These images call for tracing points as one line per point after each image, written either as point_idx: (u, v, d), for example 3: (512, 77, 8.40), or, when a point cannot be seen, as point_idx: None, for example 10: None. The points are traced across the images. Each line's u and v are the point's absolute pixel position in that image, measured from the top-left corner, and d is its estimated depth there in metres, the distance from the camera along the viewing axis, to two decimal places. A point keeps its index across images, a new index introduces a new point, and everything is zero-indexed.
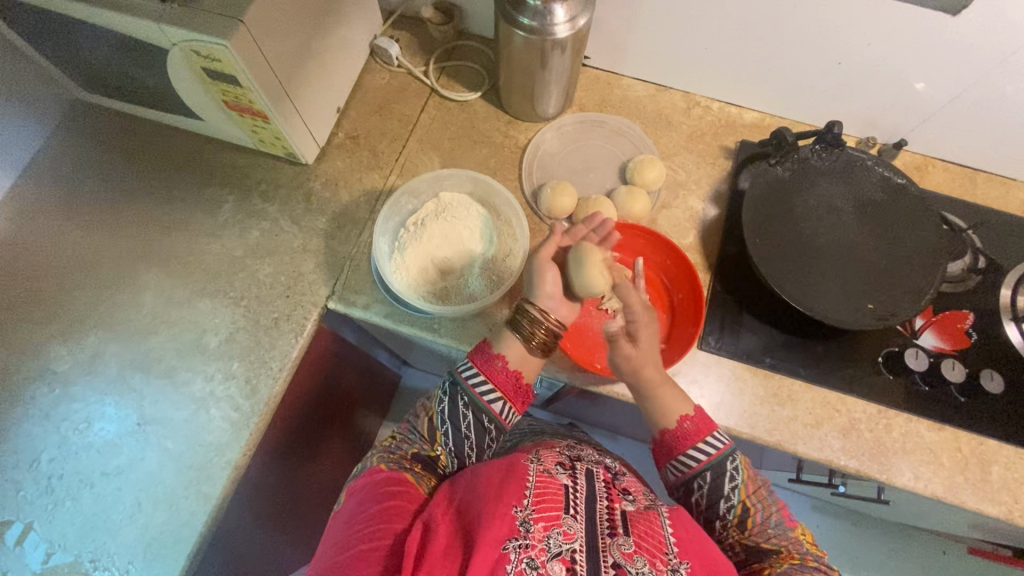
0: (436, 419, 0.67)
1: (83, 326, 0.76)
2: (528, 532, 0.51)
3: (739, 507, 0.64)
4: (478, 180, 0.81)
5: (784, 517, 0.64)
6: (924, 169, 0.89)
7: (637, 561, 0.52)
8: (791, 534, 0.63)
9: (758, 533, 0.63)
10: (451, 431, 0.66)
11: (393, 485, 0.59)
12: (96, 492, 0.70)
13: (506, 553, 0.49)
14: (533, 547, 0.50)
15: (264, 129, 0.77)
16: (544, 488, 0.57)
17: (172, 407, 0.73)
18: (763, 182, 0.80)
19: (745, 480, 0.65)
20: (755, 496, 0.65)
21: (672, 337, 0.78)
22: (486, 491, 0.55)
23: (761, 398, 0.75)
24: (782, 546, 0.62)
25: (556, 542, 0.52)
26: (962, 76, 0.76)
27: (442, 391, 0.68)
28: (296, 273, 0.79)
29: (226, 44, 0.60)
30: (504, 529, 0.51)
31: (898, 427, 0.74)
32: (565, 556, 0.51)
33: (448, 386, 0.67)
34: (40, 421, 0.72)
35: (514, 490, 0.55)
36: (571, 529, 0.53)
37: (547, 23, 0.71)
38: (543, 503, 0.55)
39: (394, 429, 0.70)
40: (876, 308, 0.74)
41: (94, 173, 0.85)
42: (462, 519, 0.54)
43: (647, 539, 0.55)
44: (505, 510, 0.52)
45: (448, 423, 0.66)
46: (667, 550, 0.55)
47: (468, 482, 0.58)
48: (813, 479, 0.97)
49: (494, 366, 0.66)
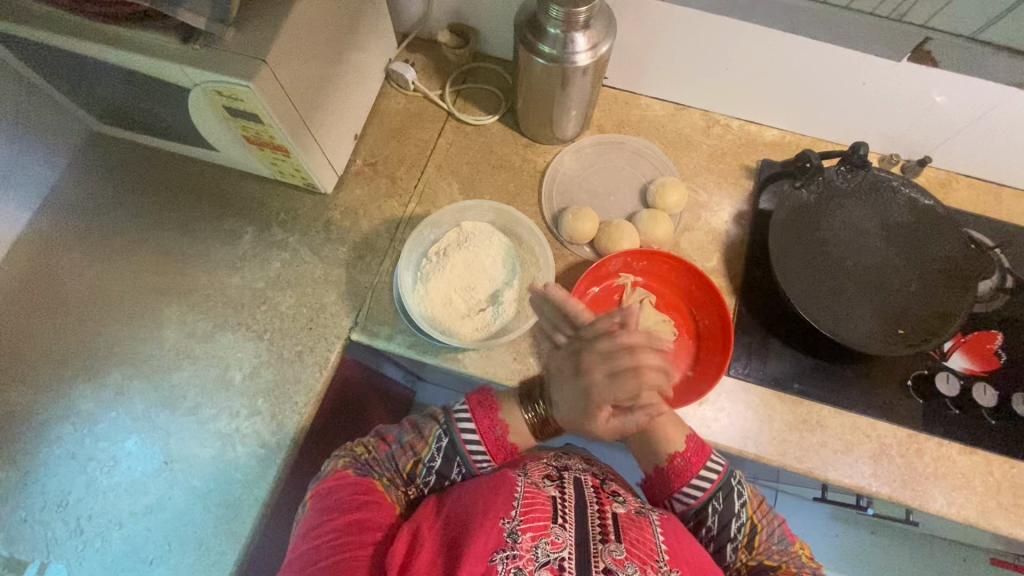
0: (421, 470, 0.66)
1: (107, 362, 0.76)
2: (516, 543, 0.53)
3: (748, 524, 0.65)
4: (501, 210, 0.80)
5: (786, 532, 0.65)
6: (948, 185, 0.88)
7: (627, 566, 0.53)
8: (795, 551, 0.64)
9: (764, 551, 0.64)
10: (433, 482, 0.66)
11: (360, 494, 0.60)
12: (125, 532, 0.70)
13: (494, 565, 0.51)
14: (522, 557, 0.52)
15: (283, 161, 0.76)
16: (532, 500, 0.58)
17: (199, 444, 0.73)
18: (788, 207, 0.79)
19: (752, 497, 0.66)
20: (761, 513, 0.65)
21: (699, 364, 0.76)
22: (473, 508, 0.56)
23: (790, 425, 0.75)
24: (784, 561, 0.63)
25: (544, 551, 0.53)
26: (984, 90, 0.74)
27: (439, 442, 0.66)
28: (318, 305, 0.79)
29: (249, 85, 0.59)
30: (491, 542, 0.52)
31: (930, 451, 0.74)
32: (553, 564, 0.52)
33: (446, 442, 0.66)
34: (67, 460, 0.72)
35: (502, 504, 0.56)
36: (560, 537, 0.55)
37: (568, 51, 0.71)
38: (532, 514, 0.56)
39: (371, 439, 0.67)
40: (906, 333, 0.73)
41: (111, 205, 0.84)
42: (448, 534, 0.55)
43: (637, 545, 0.56)
44: (493, 524, 0.54)
45: (432, 476, 0.66)
46: (657, 556, 0.56)
47: (455, 497, 0.60)
48: (837, 498, 0.96)
49: (495, 435, 0.65)
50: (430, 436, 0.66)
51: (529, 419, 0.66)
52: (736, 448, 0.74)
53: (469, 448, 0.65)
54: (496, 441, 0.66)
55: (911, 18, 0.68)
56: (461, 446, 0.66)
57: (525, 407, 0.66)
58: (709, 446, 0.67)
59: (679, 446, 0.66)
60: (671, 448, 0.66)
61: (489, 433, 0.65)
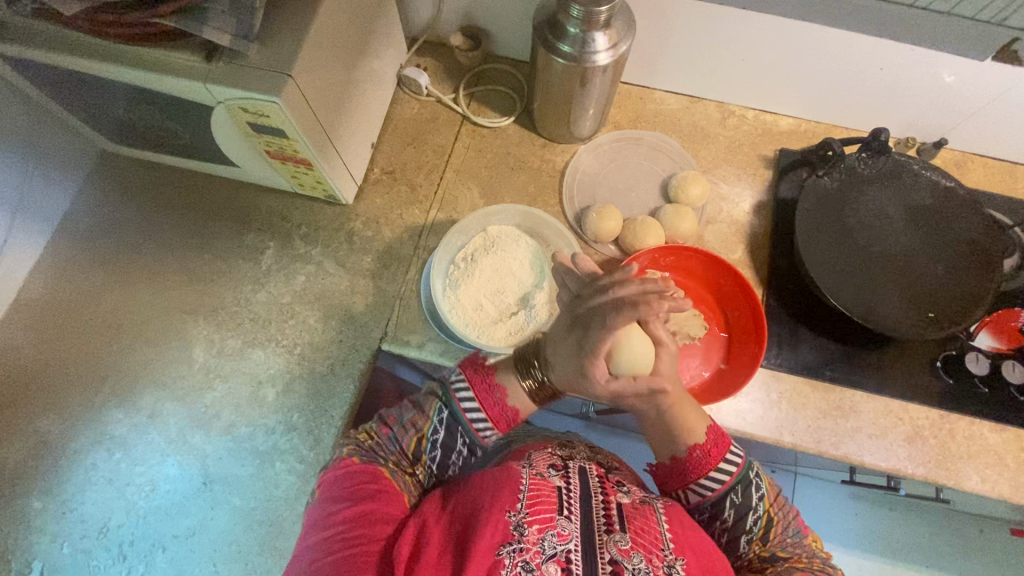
0: (426, 443, 0.61)
1: (138, 385, 0.75)
2: (522, 536, 0.50)
3: (765, 517, 0.60)
4: (528, 212, 0.80)
5: (801, 525, 0.61)
6: (964, 165, 0.88)
7: (633, 557, 0.52)
8: (809, 542, 0.61)
9: (777, 544, 0.60)
10: (440, 456, 0.62)
11: (370, 484, 0.56)
12: (170, 555, 0.72)
13: (501, 559, 0.48)
14: (528, 550, 0.49)
15: (305, 174, 0.75)
16: (537, 491, 0.55)
17: (236, 464, 0.73)
18: (812, 195, 0.80)
19: (770, 490, 0.61)
20: (777, 506, 0.61)
21: (732, 356, 0.77)
22: (479, 498, 0.54)
23: (823, 412, 0.75)
24: (799, 554, 0.59)
25: (551, 544, 0.51)
26: (991, 71, 0.74)
27: (440, 415, 0.61)
28: (347, 317, 0.78)
29: (276, 101, 0.58)
30: (496, 536, 0.50)
31: (962, 431, 0.74)
32: (560, 557, 0.50)
33: (446, 414, 0.61)
34: (104, 487, 0.72)
35: (508, 496, 0.54)
36: (566, 529, 0.52)
37: (587, 50, 0.70)
38: (537, 506, 0.54)
39: (370, 423, 0.63)
40: (937, 315, 0.74)
41: (127, 226, 0.82)
42: (454, 528, 0.53)
43: (642, 534, 0.54)
44: (499, 516, 0.51)
45: (438, 450, 0.62)
46: (662, 546, 0.54)
47: (461, 492, 0.57)
48: (867, 480, 0.97)
49: (493, 397, 0.60)
50: (430, 410, 0.62)
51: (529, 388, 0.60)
52: (773, 438, 0.74)
53: (470, 419, 0.60)
54: (496, 407, 0.61)
55: (1012, 23, 0.64)
56: (462, 417, 0.61)
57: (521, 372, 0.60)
58: (728, 435, 0.62)
59: (700, 438, 0.61)
60: (694, 438, 0.61)
61: (488, 399, 0.60)
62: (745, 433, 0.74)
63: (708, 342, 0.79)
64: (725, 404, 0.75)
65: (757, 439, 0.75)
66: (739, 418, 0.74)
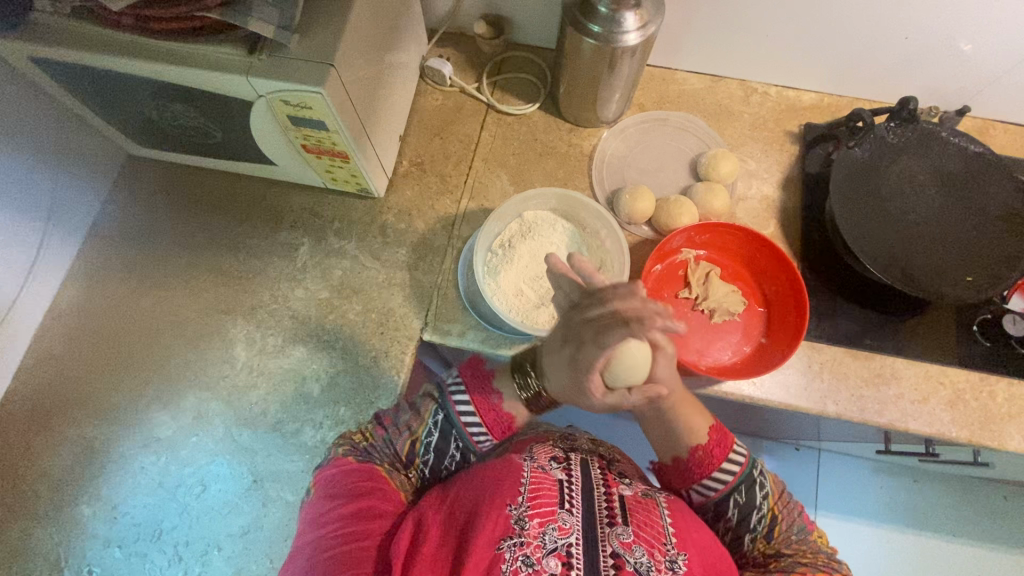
0: (420, 447, 0.61)
1: (182, 387, 0.75)
2: (523, 529, 0.50)
3: (768, 515, 0.60)
4: (563, 196, 0.79)
5: (806, 522, 0.61)
6: (984, 132, 0.89)
7: (636, 550, 0.51)
8: (812, 539, 0.60)
9: (785, 541, 0.59)
10: (432, 459, 0.62)
11: (364, 481, 0.55)
12: (227, 552, 0.71)
13: (501, 553, 0.49)
14: (529, 544, 0.49)
15: (340, 167, 0.75)
16: (538, 485, 0.55)
17: (286, 460, 0.73)
18: (845, 166, 0.80)
19: (774, 487, 0.61)
20: (781, 503, 0.61)
21: (772, 330, 0.78)
22: (481, 492, 0.54)
23: (864, 379, 0.76)
24: (803, 549, 0.58)
25: (552, 538, 0.50)
26: (1009, 34, 0.75)
27: (435, 418, 0.61)
28: (386, 309, 0.78)
29: (321, 91, 0.58)
30: (497, 530, 0.50)
31: (1001, 392, 0.75)
32: (561, 551, 0.49)
33: (442, 417, 0.60)
34: (155, 489, 0.72)
35: (510, 489, 0.54)
36: (567, 523, 0.52)
37: (617, 30, 0.70)
38: (539, 498, 0.53)
39: (367, 424, 0.62)
40: (974, 279, 0.75)
41: (158, 229, 0.82)
42: (455, 521, 0.53)
43: (644, 528, 0.54)
44: (499, 511, 0.51)
45: (432, 452, 0.61)
46: (665, 540, 0.53)
47: (460, 484, 0.57)
48: (902, 448, 0.97)
49: (492, 406, 0.59)
50: (426, 414, 0.61)
51: (521, 396, 0.60)
52: (818, 408, 0.74)
53: (465, 422, 0.60)
54: (492, 413, 0.60)
55: None
56: (457, 420, 0.60)
57: (519, 382, 0.59)
58: (731, 434, 0.62)
59: (701, 438, 0.61)
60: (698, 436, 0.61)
61: (486, 407, 0.59)
62: (790, 406, 0.75)
63: (747, 318, 0.79)
64: (768, 377, 0.75)
65: (802, 411, 0.75)
66: (783, 390, 0.75)
